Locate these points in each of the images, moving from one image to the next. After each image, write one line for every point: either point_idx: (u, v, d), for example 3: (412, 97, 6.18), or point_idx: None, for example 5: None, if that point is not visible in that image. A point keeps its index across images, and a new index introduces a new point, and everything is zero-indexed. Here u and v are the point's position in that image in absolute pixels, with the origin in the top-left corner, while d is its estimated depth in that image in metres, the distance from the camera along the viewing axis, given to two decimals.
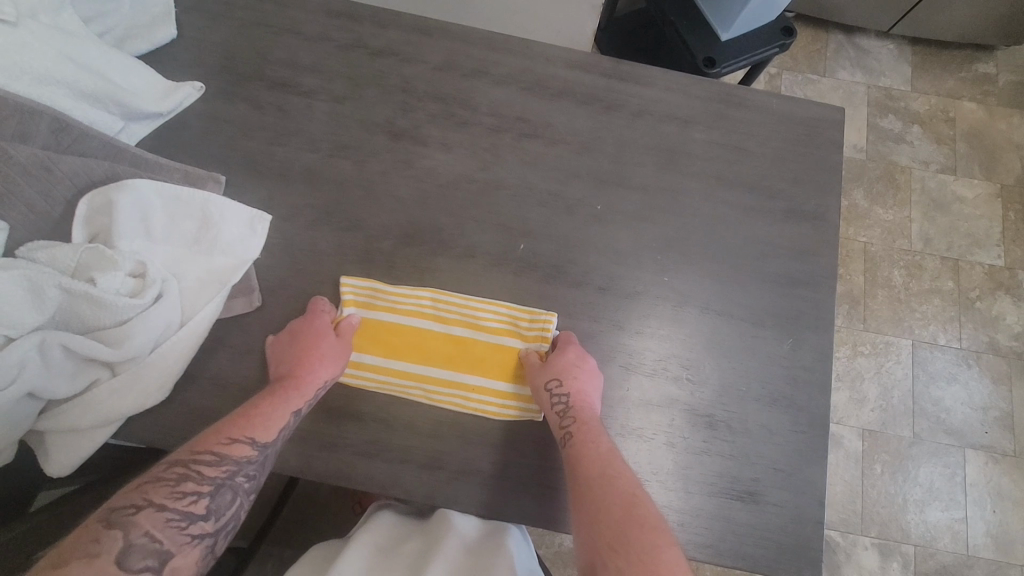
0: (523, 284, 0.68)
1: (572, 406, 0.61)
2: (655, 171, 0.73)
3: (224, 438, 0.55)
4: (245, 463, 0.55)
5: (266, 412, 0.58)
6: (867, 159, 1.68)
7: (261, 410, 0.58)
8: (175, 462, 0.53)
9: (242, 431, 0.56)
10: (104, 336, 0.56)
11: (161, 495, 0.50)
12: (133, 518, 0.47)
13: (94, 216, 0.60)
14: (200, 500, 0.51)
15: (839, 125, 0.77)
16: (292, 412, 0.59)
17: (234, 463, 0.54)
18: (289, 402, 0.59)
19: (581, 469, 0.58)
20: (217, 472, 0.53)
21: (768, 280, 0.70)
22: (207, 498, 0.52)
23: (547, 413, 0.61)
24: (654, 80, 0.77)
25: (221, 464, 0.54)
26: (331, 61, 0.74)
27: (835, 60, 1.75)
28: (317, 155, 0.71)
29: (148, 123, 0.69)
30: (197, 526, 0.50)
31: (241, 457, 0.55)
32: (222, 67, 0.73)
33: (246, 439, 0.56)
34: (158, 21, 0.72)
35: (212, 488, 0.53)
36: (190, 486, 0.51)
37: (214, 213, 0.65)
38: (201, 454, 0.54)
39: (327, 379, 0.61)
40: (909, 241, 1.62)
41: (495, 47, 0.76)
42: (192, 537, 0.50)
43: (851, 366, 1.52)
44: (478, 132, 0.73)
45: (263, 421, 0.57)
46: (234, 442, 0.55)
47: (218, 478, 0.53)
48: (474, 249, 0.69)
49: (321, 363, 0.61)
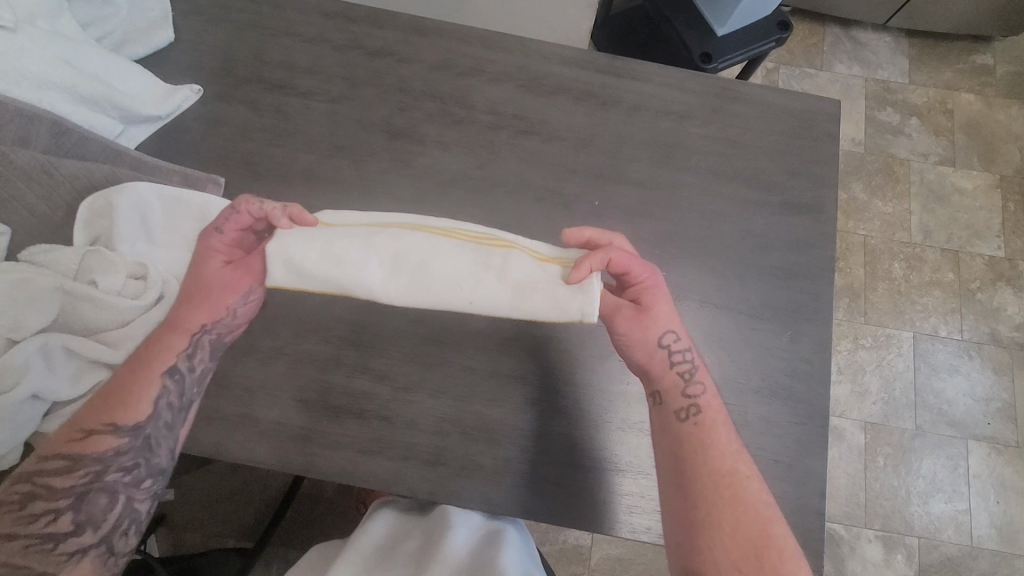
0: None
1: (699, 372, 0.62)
2: (652, 166, 0.73)
3: (73, 436, 0.54)
4: (106, 458, 0.55)
5: (134, 392, 0.56)
6: (865, 152, 1.68)
7: (117, 392, 0.55)
8: (20, 479, 0.53)
9: (99, 423, 0.55)
10: (106, 338, 0.57)
11: (7, 517, 0.52)
12: None
13: (94, 219, 0.60)
14: (62, 512, 0.53)
15: (835, 118, 0.77)
16: (158, 378, 0.56)
17: (97, 463, 0.54)
18: (148, 371, 0.56)
19: (707, 444, 0.59)
20: (76, 479, 0.54)
21: (766, 273, 0.71)
22: (72, 504, 0.53)
23: (668, 373, 0.62)
24: (649, 75, 0.77)
25: (77, 469, 0.54)
26: (327, 62, 0.75)
27: (832, 54, 1.75)
28: (315, 155, 0.71)
29: (147, 127, 0.70)
30: (71, 541, 0.53)
31: (103, 453, 0.55)
32: (219, 69, 0.73)
33: (104, 430, 0.54)
34: (156, 25, 0.73)
35: (75, 496, 0.54)
36: (42, 502, 0.53)
37: (214, 215, 0.65)
38: (54, 460, 0.54)
39: (201, 324, 0.58)
40: (908, 233, 1.62)
41: (490, 45, 0.77)
42: (70, 551, 0.53)
43: (853, 359, 1.52)
44: (475, 129, 0.74)
45: (117, 407, 0.55)
46: (86, 442, 0.54)
47: (76, 486, 0.54)
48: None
49: (197, 305, 0.58)
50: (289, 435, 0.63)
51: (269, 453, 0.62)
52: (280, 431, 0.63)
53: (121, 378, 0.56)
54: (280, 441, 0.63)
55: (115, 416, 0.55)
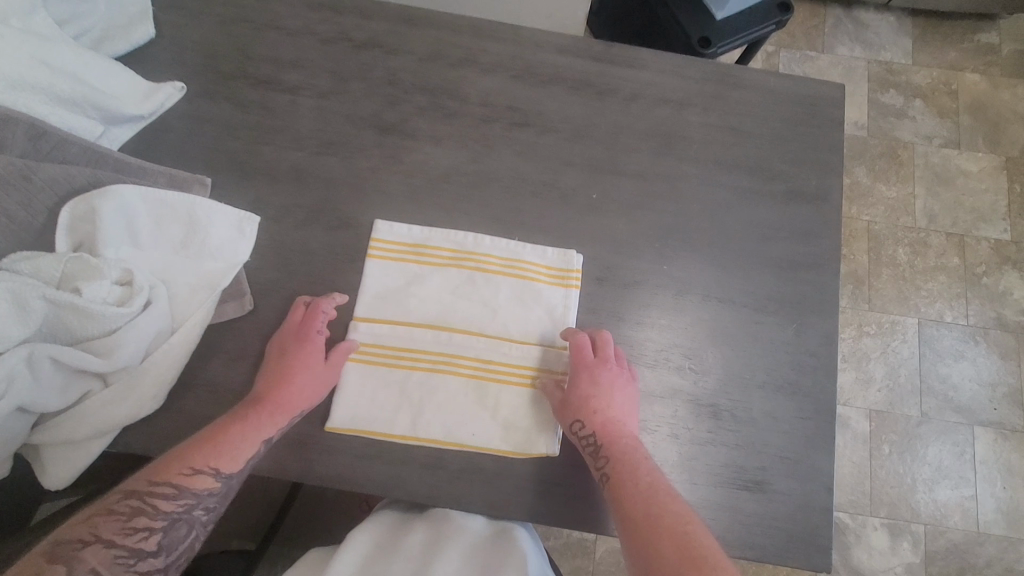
0: (521, 275, 0.67)
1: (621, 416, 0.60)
2: (651, 157, 0.71)
3: (186, 466, 0.54)
4: (205, 495, 0.55)
5: (233, 437, 0.57)
6: (868, 136, 1.65)
7: (222, 440, 0.56)
8: (129, 494, 0.53)
9: (208, 459, 0.55)
10: (93, 346, 0.55)
11: (110, 530, 0.50)
12: (79, 554, 0.48)
13: (77, 223, 0.58)
14: (152, 536, 0.52)
15: (840, 103, 0.75)
16: (264, 440, 0.58)
17: (192, 497, 0.54)
18: (261, 432, 0.58)
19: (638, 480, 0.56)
20: (174, 507, 0.54)
21: (770, 265, 0.69)
22: (160, 534, 0.53)
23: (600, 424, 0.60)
24: (647, 62, 0.74)
25: (179, 497, 0.54)
26: (315, 56, 0.72)
27: (833, 36, 1.72)
28: (304, 153, 0.69)
29: (130, 127, 0.68)
30: (147, 563, 0.51)
31: (203, 489, 0.55)
32: (203, 66, 0.71)
33: (211, 469, 0.55)
34: (136, 21, 0.70)
35: (167, 523, 0.53)
36: (144, 521, 0.52)
37: (201, 216, 0.63)
38: (161, 486, 0.54)
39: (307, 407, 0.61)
40: (913, 218, 1.59)
41: (482, 34, 0.74)
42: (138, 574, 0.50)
43: (857, 347, 1.50)
44: (468, 123, 0.71)
45: (231, 453, 0.56)
46: (195, 476, 0.55)
47: (173, 513, 0.53)
48: (470, 242, 0.68)
49: (304, 387, 0.60)
50: (283, 441, 0.62)
51: (264, 460, 0.61)
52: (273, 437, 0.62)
53: (224, 427, 0.58)
54: (274, 447, 0.61)
55: (220, 455, 0.56)
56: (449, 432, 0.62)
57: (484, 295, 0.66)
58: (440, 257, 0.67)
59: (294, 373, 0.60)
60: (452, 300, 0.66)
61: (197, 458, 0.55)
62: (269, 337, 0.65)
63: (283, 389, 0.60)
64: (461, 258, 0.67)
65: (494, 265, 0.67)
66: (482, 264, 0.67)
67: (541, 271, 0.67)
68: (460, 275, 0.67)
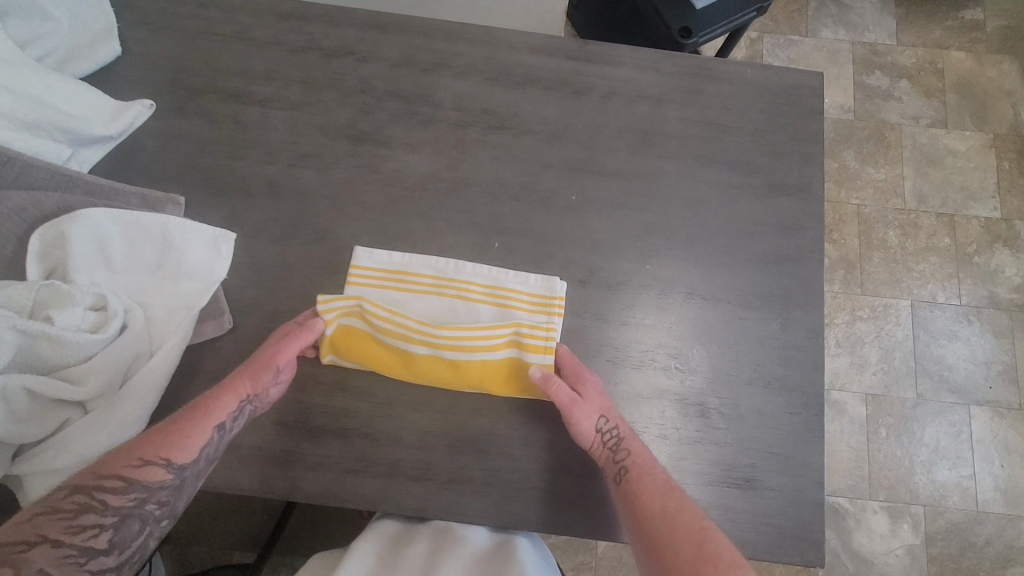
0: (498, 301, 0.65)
1: (621, 438, 0.60)
2: (630, 155, 0.70)
3: (133, 462, 0.53)
4: (156, 489, 0.54)
5: (185, 433, 0.56)
6: (855, 119, 1.64)
7: (171, 436, 0.55)
8: (76, 490, 0.51)
9: (160, 454, 0.55)
10: (69, 374, 0.55)
11: (55, 529, 0.49)
12: (24, 555, 0.47)
13: (48, 250, 0.58)
14: (102, 534, 0.51)
15: (819, 92, 0.74)
16: (215, 428, 0.57)
17: (144, 491, 0.54)
18: (211, 419, 0.57)
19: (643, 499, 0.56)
20: (124, 501, 0.53)
21: (753, 259, 0.68)
22: (110, 531, 0.52)
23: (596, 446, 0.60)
24: (622, 59, 0.73)
25: (128, 491, 0.53)
26: (284, 67, 0.71)
27: (817, 19, 1.70)
28: (277, 166, 0.68)
29: (100, 147, 0.67)
30: (97, 561, 0.51)
31: (153, 482, 0.54)
32: (171, 81, 0.70)
33: (161, 464, 0.54)
34: (100, 39, 0.69)
35: (118, 519, 0.52)
36: (91, 518, 0.51)
37: (176, 236, 0.62)
38: (108, 479, 0.53)
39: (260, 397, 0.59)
40: (902, 199, 1.59)
41: (454, 37, 0.73)
42: (90, 572, 0.50)
43: (851, 332, 1.50)
44: (443, 128, 0.70)
45: (180, 443, 0.55)
46: (144, 469, 0.54)
47: (123, 508, 0.53)
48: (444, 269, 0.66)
49: (254, 379, 0.58)
50: (268, 459, 0.61)
51: (250, 479, 0.60)
52: (258, 456, 0.61)
53: (178, 417, 0.57)
54: (260, 466, 0.61)
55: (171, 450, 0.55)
56: (427, 429, 0.62)
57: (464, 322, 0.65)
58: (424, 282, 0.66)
59: (246, 367, 0.59)
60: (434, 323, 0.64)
61: (144, 456, 0.54)
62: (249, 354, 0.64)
63: (233, 384, 0.58)
64: (444, 285, 0.66)
65: (476, 293, 0.65)
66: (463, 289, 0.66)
67: (522, 298, 0.65)
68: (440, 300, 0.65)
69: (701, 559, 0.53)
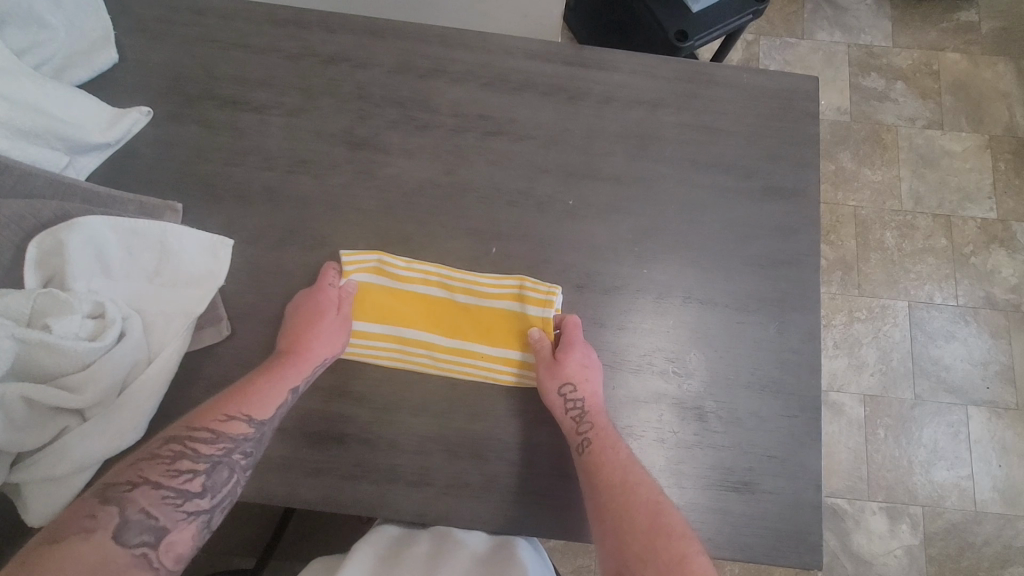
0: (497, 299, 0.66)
1: (586, 411, 0.61)
2: (626, 160, 0.71)
3: (219, 417, 0.56)
4: (240, 440, 0.56)
5: (262, 392, 0.58)
6: (851, 121, 1.65)
7: (251, 394, 0.58)
8: (172, 439, 0.54)
9: (242, 411, 0.57)
10: (67, 382, 0.55)
11: (155, 472, 0.52)
12: (129, 495, 0.50)
13: (46, 258, 0.57)
14: (196, 478, 0.54)
15: (814, 96, 0.74)
16: (289, 390, 0.60)
17: (229, 443, 0.56)
18: (285, 381, 0.60)
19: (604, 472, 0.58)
20: (214, 450, 0.55)
21: (750, 263, 0.68)
22: (203, 475, 0.54)
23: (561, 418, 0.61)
24: (618, 64, 0.74)
25: (216, 442, 0.55)
26: (281, 73, 0.71)
27: (812, 22, 1.71)
28: (275, 173, 0.69)
29: (97, 155, 0.67)
30: (192, 503, 0.53)
31: (237, 434, 0.56)
32: (169, 88, 0.70)
33: (243, 419, 0.56)
34: (98, 47, 0.69)
35: (209, 467, 0.55)
36: (187, 463, 0.54)
37: (174, 243, 0.62)
38: (199, 431, 0.55)
39: (326, 355, 0.61)
40: (899, 201, 1.59)
41: (450, 43, 0.73)
42: (186, 514, 0.52)
43: (848, 333, 1.50)
44: (440, 134, 0.71)
45: (259, 399, 0.58)
46: (230, 421, 0.56)
47: (214, 456, 0.55)
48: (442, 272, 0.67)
49: (317, 340, 0.61)
50: (267, 465, 0.61)
51: (248, 485, 0.60)
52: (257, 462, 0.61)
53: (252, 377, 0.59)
54: (258, 473, 0.61)
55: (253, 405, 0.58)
56: (425, 434, 0.63)
57: (462, 319, 0.66)
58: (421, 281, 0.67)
59: (311, 332, 0.61)
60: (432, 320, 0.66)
61: (229, 410, 0.56)
62: (248, 361, 0.64)
63: (302, 345, 0.61)
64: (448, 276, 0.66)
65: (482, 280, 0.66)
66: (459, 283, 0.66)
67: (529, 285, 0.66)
68: (438, 296, 0.67)
69: (654, 530, 0.56)
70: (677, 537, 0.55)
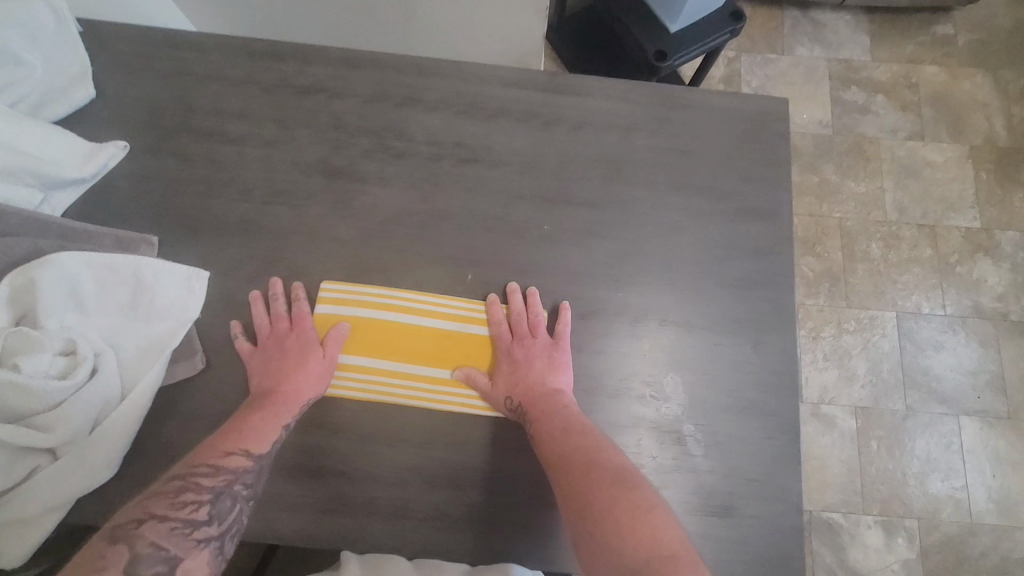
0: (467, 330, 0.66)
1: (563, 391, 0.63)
2: (601, 184, 0.71)
3: (220, 450, 0.55)
4: (241, 472, 0.55)
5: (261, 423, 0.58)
6: (834, 134, 1.66)
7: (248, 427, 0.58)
8: (175, 476, 0.52)
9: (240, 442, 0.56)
10: (37, 422, 0.54)
11: (162, 506, 0.49)
12: (138, 530, 0.47)
13: (18, 296, 0.57)
14: (202, 507, 0.51)
15: (786, 117, 0.75)
16: (285, 425, 0.59)
17: (232, 474, 0.54)
18: (280, 416, 0.59)
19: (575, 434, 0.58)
20: (216, 482, 0.53)
21: (726, 285, 0.69)
22: (209, 505, 0.52)
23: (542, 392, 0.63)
24: (591, 89, 0.75)
25: (219, 474, 0.54)
26: (257, 105, 0.72)
27: (792, 38, 1.74)
28: (251, 204, 0.69)
29: (72, 190, 0.67)
30: (202, 530, 0.50)
31: (238, 466, 0.55)
32: (146, 122, 0.71)
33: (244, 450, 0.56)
34: (75, 82, 0.70)
35: (212, 497, 0.52)
36: (191, 496, 0.51)
37: (148, 277, 0.63)
38: (200, 467, 0.54)
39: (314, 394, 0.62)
40: (883, 212, 1.60)
41: (425, 72, 0.74)
42: (198, 541, 0.50)
43: (838, 345, 1.50)
44: (416, 162, 0.71)
45: (256, 433, 0.57)
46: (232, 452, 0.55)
47: (217, 487, 0.53)
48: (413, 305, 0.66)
49: (303, 373, 0.62)
50: None
51: None
52: None
53: (245, 414, 0.59)
54: None
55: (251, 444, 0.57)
56: (403, 466, 0.62)
57: (443, 348, 0.66)
58: (399, 304, 0.66)
59: (301, 362, 0.62)
60: (410, 348, 0.65)
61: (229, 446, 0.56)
62: (224, 394, 0.64)
63: (297, 373, 0.62)
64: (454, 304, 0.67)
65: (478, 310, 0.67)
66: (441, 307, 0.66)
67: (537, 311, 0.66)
68: (420, 324, 0.66)
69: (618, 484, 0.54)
70: (645, 493, 0.53)
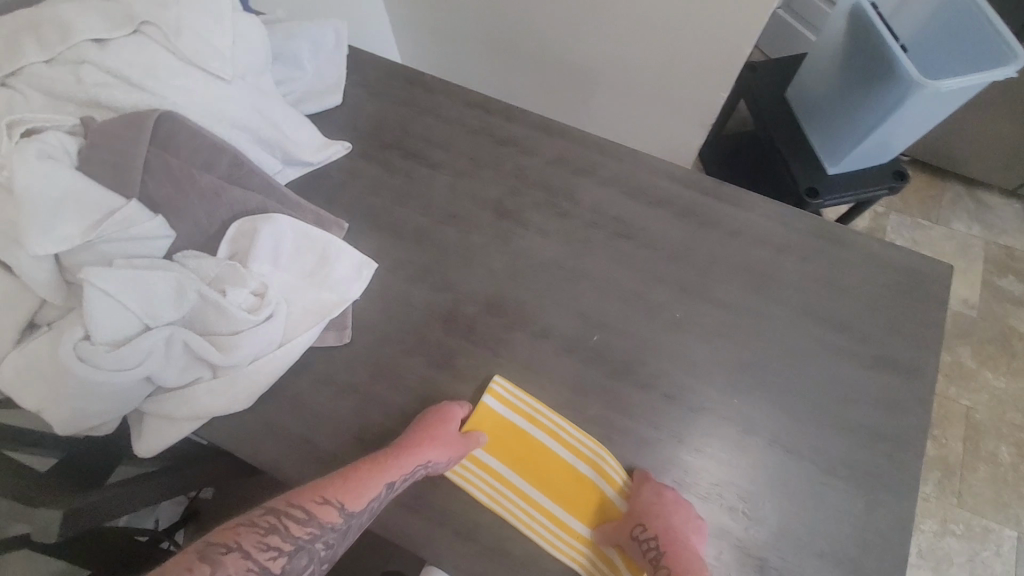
0: (577, 387, 0.69)
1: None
2: (741, 291, 0.74)
3: (316, 497, 0.56)
4: (327, 530, 0.56)
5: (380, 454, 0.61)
6: (979, 317, 1.56)
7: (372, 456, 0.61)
8: (271, 510, 0.56)
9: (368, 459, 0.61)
10: (217, 341, 0.63)
11: (247, 543, 0.53)
12: (220, 560, 0.51)
13: (238, 238, 0.69)
14: (278, 559, 0.53)
15: (945, 283, 0.74)
16: (385, 485, 0.59)
17: (318, 527, 0.55)
18: (385, 475, 0.59)
19: None
20: (302, 533, 0.55)
21: (847, 427, 0.67)
22: (286, 558, 0.53)
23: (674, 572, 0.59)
24: (752, 205, 0.79)
25: (307, 524, 0.55)
26: (459, 142, 0.84)
27: (950, 210, 1.69)
28: (428, 218, 0.79)
29: (299, 169, 0.81)
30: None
31: (326, 522, 0.56)
32: (369, 133, 0.85)
33: (337, 503, 0.57)
34: (329, 90, 0.87)
35: (293, 549, 0.54)
36: (276, 541, 0.54)
37: (331, 254, 0.73)
38: (295, 509, 0.56)
39: (432, 460, 0.61)
40: (1022, 415, 1.45)
41: (605, 151, 0.83)
42: None
43: (938, 545, 1.33)
44: (576, 224, 0.78)
45: (355, 490, 0.58)
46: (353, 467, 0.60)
47: (299, 540, 0.55)
48: (540, 353, 0.71)
49: (430, 444, 0.61)
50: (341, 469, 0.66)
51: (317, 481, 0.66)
52: (333, 462, 0.67)
53: (355, 467, 0.60)
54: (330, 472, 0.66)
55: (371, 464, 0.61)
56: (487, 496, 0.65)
57: (567, 478, 0.65)
58: (545, 423, 0.67)
59: (425, 433, 0.62)
60: (537, 465, 0.66)
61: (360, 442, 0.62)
62: (355, 369, 0.71)
63: (411, 450, 0.60)
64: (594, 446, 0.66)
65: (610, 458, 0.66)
66: (587, 453, 0.65)
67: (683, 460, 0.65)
68: (556, 451, 0.66)
69: None
70: None
